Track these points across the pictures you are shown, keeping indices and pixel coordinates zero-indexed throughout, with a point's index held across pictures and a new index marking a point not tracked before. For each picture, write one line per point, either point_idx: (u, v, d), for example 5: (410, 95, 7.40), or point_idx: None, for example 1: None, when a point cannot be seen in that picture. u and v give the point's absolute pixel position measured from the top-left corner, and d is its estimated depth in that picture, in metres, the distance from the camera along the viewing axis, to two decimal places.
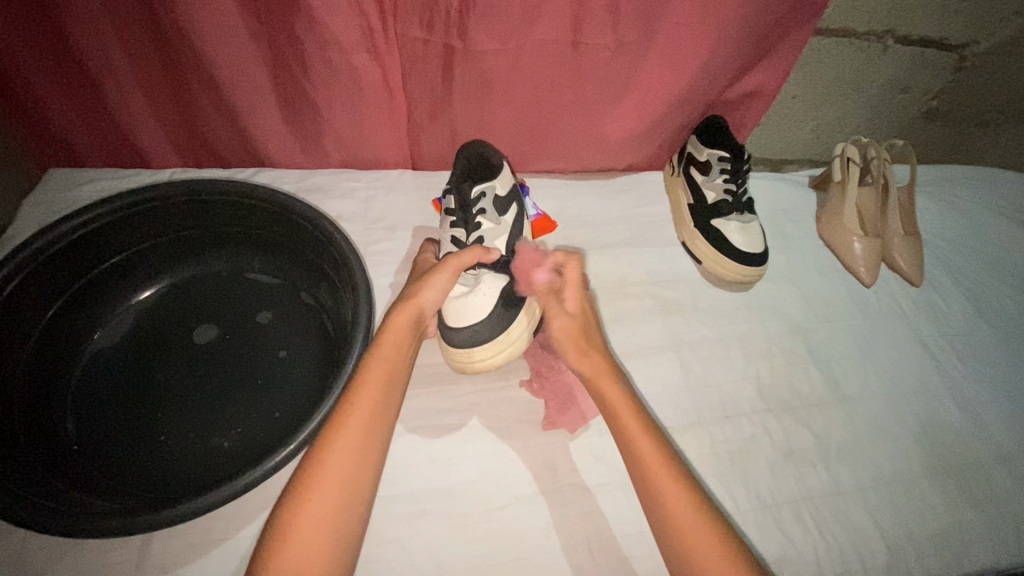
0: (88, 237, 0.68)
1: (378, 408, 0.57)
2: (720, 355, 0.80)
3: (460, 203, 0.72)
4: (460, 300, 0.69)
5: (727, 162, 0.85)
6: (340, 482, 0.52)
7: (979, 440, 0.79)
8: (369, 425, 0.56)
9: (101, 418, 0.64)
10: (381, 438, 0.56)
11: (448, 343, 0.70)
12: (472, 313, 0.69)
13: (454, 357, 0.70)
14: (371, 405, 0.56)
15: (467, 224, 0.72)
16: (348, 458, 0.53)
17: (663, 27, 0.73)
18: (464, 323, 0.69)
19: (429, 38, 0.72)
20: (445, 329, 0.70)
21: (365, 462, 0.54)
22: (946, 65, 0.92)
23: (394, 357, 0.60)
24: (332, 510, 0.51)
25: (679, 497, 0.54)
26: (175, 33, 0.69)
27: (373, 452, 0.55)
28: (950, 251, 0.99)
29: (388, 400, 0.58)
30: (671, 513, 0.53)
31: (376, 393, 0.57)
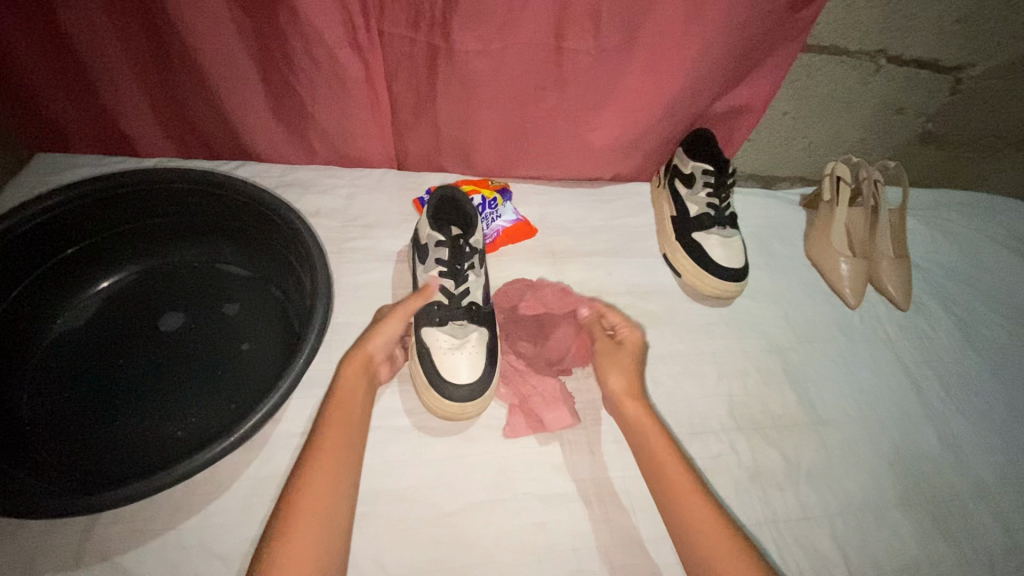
0: (59, 219, 0.69)
1: (343, 449, 0.57)
2: (693, 371, 0.79)
3: (451, 254, 0.69)
4: (454, 356, 0.66)
5: (711, 175, 0.84)
6: (316, 523, 0.51)
7: (959, 472, 0.76)
8: (337, 465, 0.56)
9: (58, 401, 0.64)
10: (350, 475, 0.56)
11: (439, 396, 0.65)
12: (469, 364, 0.66)
13: (442, 411, 0.66)
14: (336, 445, 0.57)
15: (459, 274, 0.69)
16: (322, 499, 0.53)
17: (646, 36, 0.73)
18: (467, 377, 0.66)
19: (414, 37, 0.72)
20: (438, 382, 0.65)
21: (336, 500, 0.54)
22: (941, 87, 0.90)
23: (354, 398, 0.61)
24: (311, 551, 0.50)
25: (674, 464, 0.61)
26: (163, 22, 0.70)
27: (344, 490, 0.55)
28: (941, 276, 0.96)
29: (352, 440, 0.59)
30: (662, 471, 0.61)
31: (339, 433, 0.58)
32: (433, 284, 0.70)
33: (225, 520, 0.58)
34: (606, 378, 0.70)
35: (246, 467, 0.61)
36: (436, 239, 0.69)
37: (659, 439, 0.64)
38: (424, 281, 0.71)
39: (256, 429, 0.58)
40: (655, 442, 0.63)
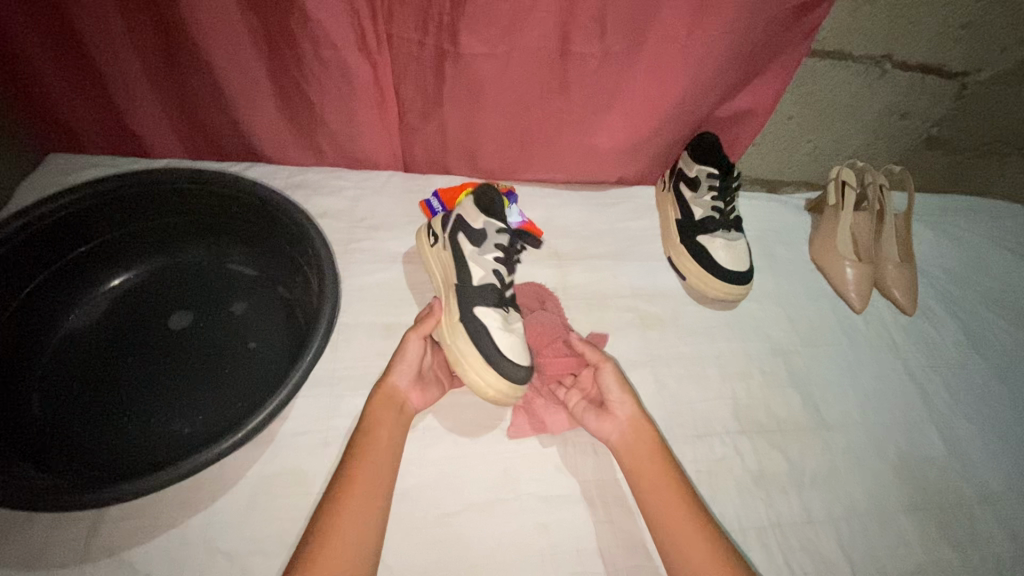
0: (70, 218, 0.70)
1: (375, 484, 0.57)
2: (696, 373, 0.79)
3: (511, 245, 0.72)
4: (509, 336, 0.68)
5: (716, 178, 0.85)
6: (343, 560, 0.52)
7: (964, 478, 0.76)
8: (369, 502, 0.56)
9: (68, 398, 0.65)
10: (380, 510, 0.56)
11: (501, 376, 0.65)
12: (520, 347, 0.68)
13: (500, 392, 0.66)
14: (368, 480, 0.57)
15: (509, 266, 0.72)
16: (353, 536, 0.53)
17: (651, 40, 0.73)
18: (522, 358, 0.67)
19: (422, 41, 0.73)
20: (499, 360, 0.65)
21: (365, 537, 0.54)
22: (946, 92, 0.91)
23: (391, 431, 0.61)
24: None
25: (678, 497, 0.60)
26: (175, 24, 0.71)
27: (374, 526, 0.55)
28: (947, 281, 0.96)
29: (383, 475, 0.58)
30: (664, 504, 0.60)
31: (371, 468, 0.57)
32: (488, 268, 0.70)
33: (230, 517, 0.59)
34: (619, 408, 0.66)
35: (251, 465, 0.62)
36: (502, 226, 0.70)
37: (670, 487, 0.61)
38: (476, 263, 0.70)
39: (261, 427, 0.59)
40: (670, 498, 0.60)
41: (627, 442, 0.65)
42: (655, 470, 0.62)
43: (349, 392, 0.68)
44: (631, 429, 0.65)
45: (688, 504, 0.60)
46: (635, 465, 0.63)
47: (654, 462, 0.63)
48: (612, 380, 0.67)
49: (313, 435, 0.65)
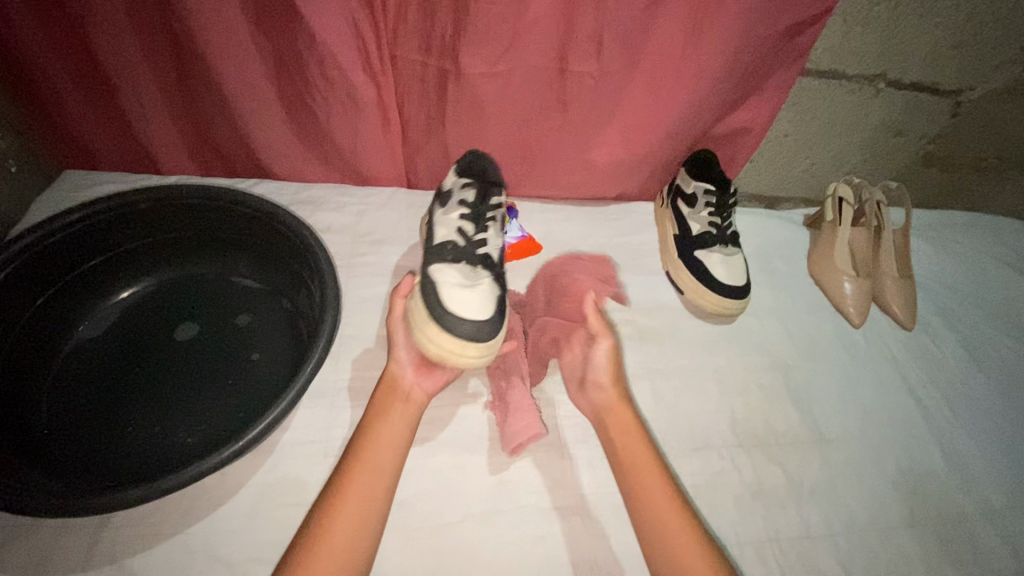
0: (82, 233, 0.72)
1: (376, 477, 0.57)
2: (695, 387, 0.79)
3: (477, 200, 0.75)
4: (462, 292, 0.67)
5: (712, 195, 0.86)
6: (339, 552, 0.52)
7: (966, 494, 0.75)
8: (368, 493, 0.56)
9: (76, 407, 0.66)
10: (383, 504, 0.57)
11: (442, 329, 0.65)
12: (472, 305, 0.66)
13: (443, 348, 0.66)
14: (369, 474, 0.57)
15: (477, 225, 0.74)
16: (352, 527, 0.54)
17: (646, 60, 0.76)
18: (468, 314, 0.65)
19: (426, 61, 0.76)
20: (440, 313, 0.65)
21: (370, 515, 0.55)
22: (940, 109, 0.92)
23: (394, 426, 0.62)
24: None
25: (659, 486, 0.60)
26: (190, 46, 0.74)
27: (375, 519, 0.56)
28: (947, 296, 0.97)
29: (386, 469, 0.59)
30: (647, 500, 0.60)
31: (374, 463, 0.58)
32: (451, 226, 0.73)
33: (230, 525, 0.59)
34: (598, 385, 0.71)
35: (253, 473, 0.63)
36: (463, 182, 0.75)
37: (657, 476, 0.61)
38: (441, 224, 0.74)
39: (263, 435, 0.60)
40: (658, 491, 0.60)
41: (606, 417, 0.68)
42: (640, 468, 0.62)
43: (350, 403, 0.69)
44: (608, 410, 0.68)
45: (671, 496, 0.60)
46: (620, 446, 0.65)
47: (633, 452, 0.64)
48: (605, 357, 0.71)
49: (313, 446, 0.65)
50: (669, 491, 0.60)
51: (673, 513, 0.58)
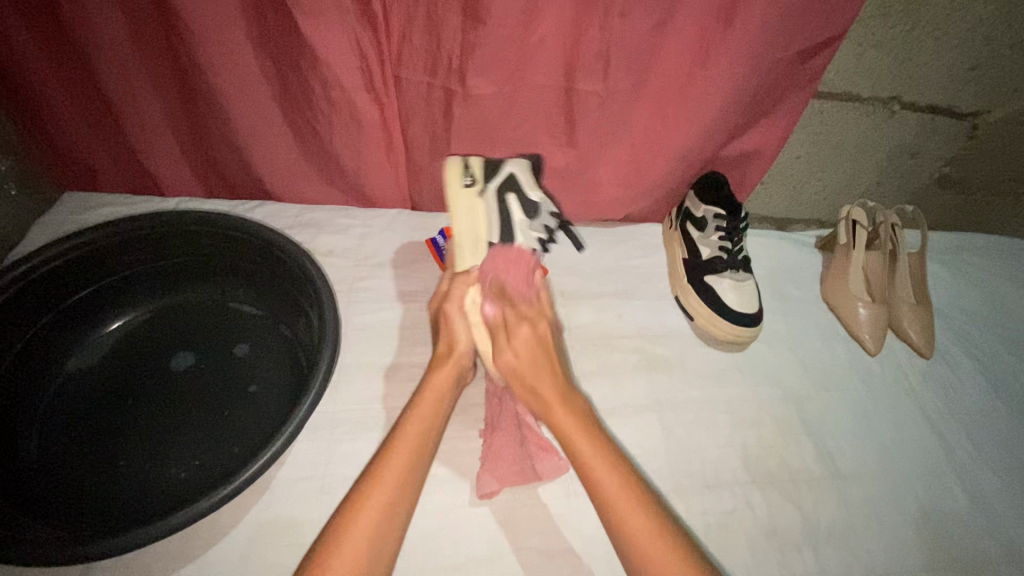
0: (78, 260, 0.72)
1: (409, 469, 0.57)
2: (706, 420, 0.76)
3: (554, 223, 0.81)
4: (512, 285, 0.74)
5: (722, 220, 0.83)
6: (378, 518, 0.53)
7: (989, 534, 0.72)
8: (425, 431, 0.60)
9: (66, 441, 0.66)
10: (419, 480, 0.57)
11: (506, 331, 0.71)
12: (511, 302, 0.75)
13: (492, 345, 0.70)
14: (402, 464, 0.57)
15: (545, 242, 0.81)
16: (384, 507, 0.54)
17: (654, 83, 0.74)
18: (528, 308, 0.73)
19: (431, 82, 0.74)
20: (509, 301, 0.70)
21: (424, 449, 0.59)
22: (957, 132, 0.89)
23: (441, 399, 0.64)
24: (365, 551, 0.51)
25: (610, 475, 0.57)
26: (191, 67, 0.73)
27: (417, 480, 0.57)
28: (965, 323, 0.93)
29: (425, 454, 0.59)
30: (587, 468, 0.58)
31: (411, 450, 0.58)
32: (530, 240, 0.77)
33: (222, 567, 0.57)
34: (503, 361, 0.64)
35: (247, 511, 0.61)
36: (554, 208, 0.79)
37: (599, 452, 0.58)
38: (522, 233, 0.77)
39: (256, 476, 0.58)
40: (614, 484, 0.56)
41: (541, 408, 0.62)
42: (573, 429, 0.60)
43: (348, 437, 0.67)
44: (523, 377, 0.63)
45: (632, 487, 0.56)
46: (540, 405, 0.62)
47: (571, 426, 0.60)
48: (524, 341, 0.65)
49: (310, 482, 0.63)
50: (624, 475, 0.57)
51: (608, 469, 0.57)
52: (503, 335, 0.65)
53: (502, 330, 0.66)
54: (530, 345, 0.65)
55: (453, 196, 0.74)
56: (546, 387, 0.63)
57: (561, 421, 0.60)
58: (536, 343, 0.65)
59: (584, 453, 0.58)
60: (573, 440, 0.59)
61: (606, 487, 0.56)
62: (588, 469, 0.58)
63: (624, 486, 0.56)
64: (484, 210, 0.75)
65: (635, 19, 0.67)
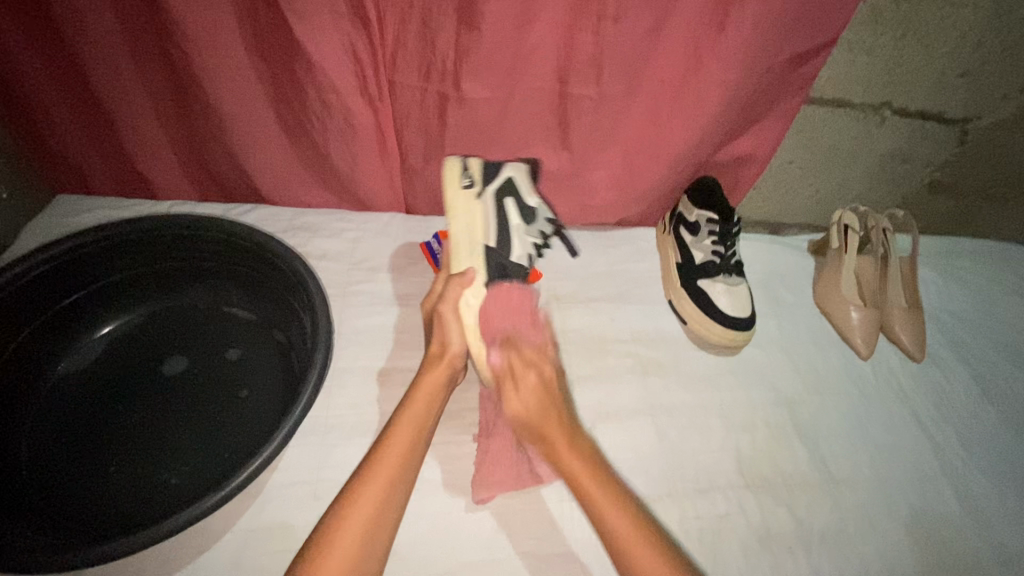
0: (70, 263, 0.72)
1: (401, 466, 0.58)
2: (699, 424, 0.77)
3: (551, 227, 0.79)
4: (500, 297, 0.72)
5: (716, 224, 0.84)
6: (371, 511, 0.54)
7: (980, 538, 0.73)
8: (419, 427, 0.61)
9: (56, 446, 0.65)
10: (411, 474, 0.59)
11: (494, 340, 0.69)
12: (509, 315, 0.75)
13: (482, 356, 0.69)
14: (396, 459, 0.58)
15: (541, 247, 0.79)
16: (377, 501, 0.55)
17: (648, 88, 0.74)
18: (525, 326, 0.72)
19: (426, 87, 0.74)
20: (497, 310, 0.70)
21: (417, 445, 0.60)
22: (947, 138, 0.90)
23: (434, 395, 0.65)
24: (358, 544, 0.52)
25: (622, 521, 0.58)
26: (186, 72, 0.73)
27: (409, 475, 0.58)
28: (956, 327, 0.94)
29: (417, 449, 0.60)
30: (600, 516, 0.59)
31: (405, 445, 0.59)
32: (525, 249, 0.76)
33: (213, 573, 0.57)
34: (508, 405, 0.65)
35: (239, 517, 0.60)
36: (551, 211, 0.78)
37: (610, 499, 0.59)
38: (519, 235, 0.75)
39: (247, 481, 0.57)
40: (623, 529, 0.57)
41: (552, 454, 0.64)
42: (584, 475, 0.61)
43: (341, 441, 0.67)
44: (534, 423, 0.65)
45: (639, 531, 0.57)
46: (548, 452, 0.64)
47: (582, 475, 0.61)
48: (531, 389, 0.66)
49: (302, 487, 0.63)
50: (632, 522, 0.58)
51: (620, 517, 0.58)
52: (507, 385, 0.66)
53: (508, 378, 0.66)
54: (536, 392, 0.66)
55: (449, 200, 0.73)
56: (554, 432, 0.64)
57: (569, 466, 0.62)
58: (542, 387, 0.66)
59: (597, 504, 0.59)
60: (585, 487, 0.61)
61: (619, 534, 0.57)
62: (601, 518, 0.59)
63: (635, 532, 0.57)
64: (482, 211, 0.74)
65: (629, 24, 0.67)
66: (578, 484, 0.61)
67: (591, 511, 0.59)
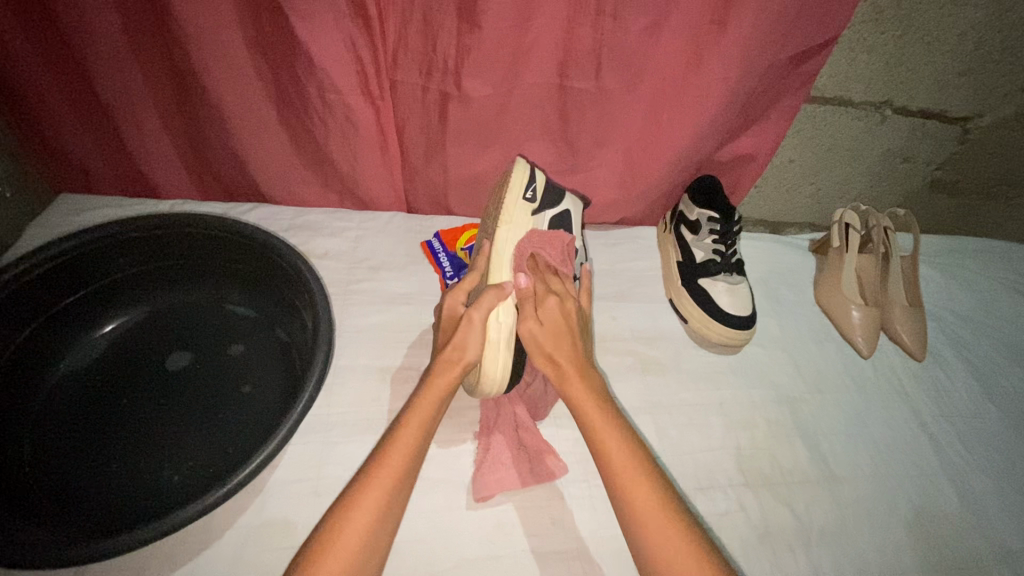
0: (73, 261, 0.72)
1: (402, 473, 0.57)
2: (699, 422, 0.77)
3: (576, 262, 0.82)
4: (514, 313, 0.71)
5: (717, 223, 0.84)
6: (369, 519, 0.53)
7: (980, 536, 0.73)
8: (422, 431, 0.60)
9: (60, 443, 0.65)
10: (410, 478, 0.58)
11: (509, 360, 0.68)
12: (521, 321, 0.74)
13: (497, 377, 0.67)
14: (397, 466, 0.57)
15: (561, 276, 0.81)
16: (375, 509, 0.54)
17: (648, 86, 0.74)
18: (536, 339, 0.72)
19: (426, 85, 0.74)
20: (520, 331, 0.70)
21: (418, 450, 0.59)
22: (949, 136, 0.90)
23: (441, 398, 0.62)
24: (354, 552, 0.52)
25: (637, 482, 0.57)
26: (187, 70, 0.73)
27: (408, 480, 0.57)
28: (958, 325, 0.94)
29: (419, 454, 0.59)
30: (615, 481, 0.57)
31: (407, 452, 0.58)
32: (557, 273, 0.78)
33: (214, 569, 0.57)
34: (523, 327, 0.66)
35: (241, 513, 0.61)
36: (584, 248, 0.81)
37: (627, 451, 0.59)
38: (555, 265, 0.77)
39: (248, 479, 0.57)
40: (629, 476, 0.57)
41: (562, 376, 0.64)
42: (600, 425, 0.61)
43: (343, 439, 0.67)
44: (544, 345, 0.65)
45: (665, 502, 0.56)
46: (557, 373, 0.65)
47: (592, 411, 0.61)
48: (552, 311, 0.67)
49: (304, 484, 0.63)
50: (647, 482, 0.57)
51: (628, 461, 0.58)
52: (527, 314, 0.67)
53: (529, 302, 0.68)
54: (555, 317, 0.66)
55: (508, 207, 0.71)
56: (566, 357, 0.65)
57: (578, 393, 0.63)
58: (561, 317, 0.67)
59: (604, 435, 0.60)
60: (592, 422, 0.61)
61: (632, 493, 0.56)
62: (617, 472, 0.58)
63: (647, 488, 0.56)
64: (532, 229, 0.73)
65: (629, 22, 0.67)
66: (585, 416, 0.62)
67: (596, 442, 0.60)
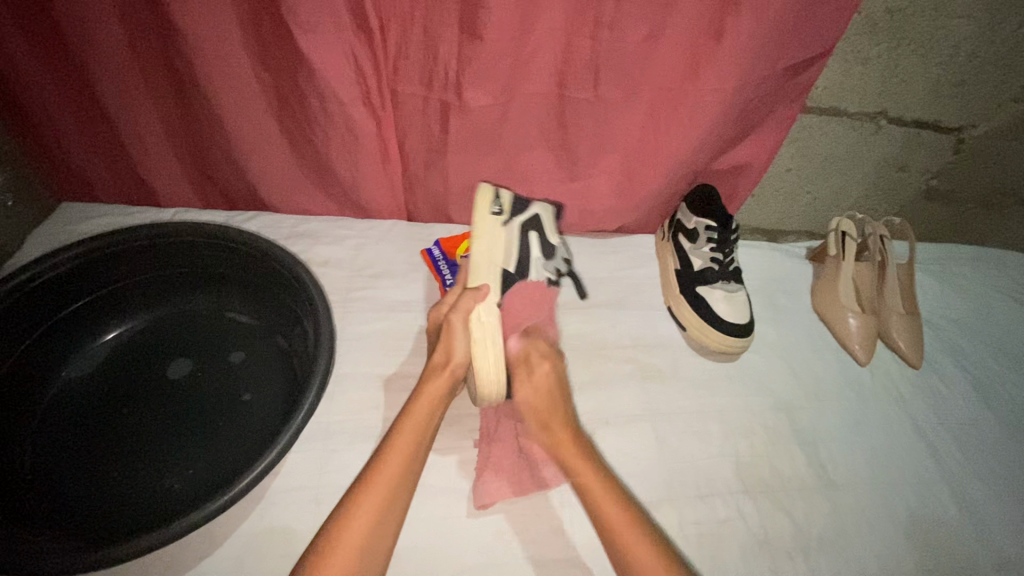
0: (75, 270, 0.73)
1: (402, 473, 0.58)
2: (698, 430, 0.77)
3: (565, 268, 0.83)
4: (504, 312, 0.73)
5: (714, 231, 0.85)
6: (371, 520, 0.54)
7: (978, 543, 0.73)
8: (419, 433, 0.61)
9: (61, 451, 0.66)
10: (411, 480, 0.59)
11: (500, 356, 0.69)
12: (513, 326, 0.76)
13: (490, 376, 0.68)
14: (396, 467, 0.58)
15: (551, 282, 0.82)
16: (377, 510, 0.55)
17: (646, 95, 0.75)
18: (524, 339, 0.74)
19: (427, 95, 0.75)
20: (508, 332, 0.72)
21: (416, 452, 0.60)
22: (943, 145, 0.91)
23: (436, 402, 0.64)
24: (358, 554, 0.52)
25: (633, 535, 0.58)
26: (191, 81, 0.74)
27: (409, 482, 0.58)
28: (954, 332, 0.95)
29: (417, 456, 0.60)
30: (611, 536, 0.59)
31: (405, 454, 0.59)
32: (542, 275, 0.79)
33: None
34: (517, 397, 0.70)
35: (240, 520, 0.61)
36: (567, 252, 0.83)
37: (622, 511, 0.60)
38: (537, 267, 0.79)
39: (250, 486, 0.58)
40: (625, 534, 0.58)
41: (555, 445, 0.66)
42: (592, 483, 0.62)
43: (342, 446, 0.67)
44: (539, 412, 0.69)
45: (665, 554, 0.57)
46: (551, 441, 0.67)
47: (585, 473, 0.63)
48: (547, 380, 0.71)
49: (304, 492, 0.64)
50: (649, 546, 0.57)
51: (624, 518, 0.59)
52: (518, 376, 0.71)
53: (523, 367, 0.72)
54: (546, 383, 0.71)
55: (477, 222, 0.75)
56: (559, 424, 0.68)
57: (575, 461, 0.64)
58: (552, 381, 0.72)
59: (599, 498, 0.61)
60: (587, 480, 0.63)
61: (636, 552, 0.57)
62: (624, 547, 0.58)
63: (644, 544, 0.57)
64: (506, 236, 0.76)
65: (626, 33, 0.68)
66: (580, 476, 0.63)
67: (593, 509, 0.61)
